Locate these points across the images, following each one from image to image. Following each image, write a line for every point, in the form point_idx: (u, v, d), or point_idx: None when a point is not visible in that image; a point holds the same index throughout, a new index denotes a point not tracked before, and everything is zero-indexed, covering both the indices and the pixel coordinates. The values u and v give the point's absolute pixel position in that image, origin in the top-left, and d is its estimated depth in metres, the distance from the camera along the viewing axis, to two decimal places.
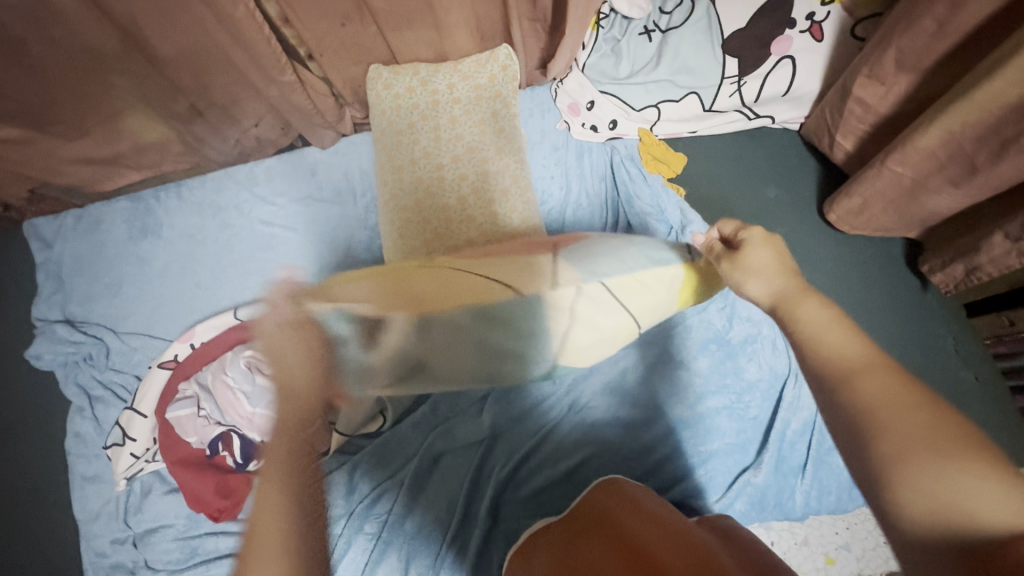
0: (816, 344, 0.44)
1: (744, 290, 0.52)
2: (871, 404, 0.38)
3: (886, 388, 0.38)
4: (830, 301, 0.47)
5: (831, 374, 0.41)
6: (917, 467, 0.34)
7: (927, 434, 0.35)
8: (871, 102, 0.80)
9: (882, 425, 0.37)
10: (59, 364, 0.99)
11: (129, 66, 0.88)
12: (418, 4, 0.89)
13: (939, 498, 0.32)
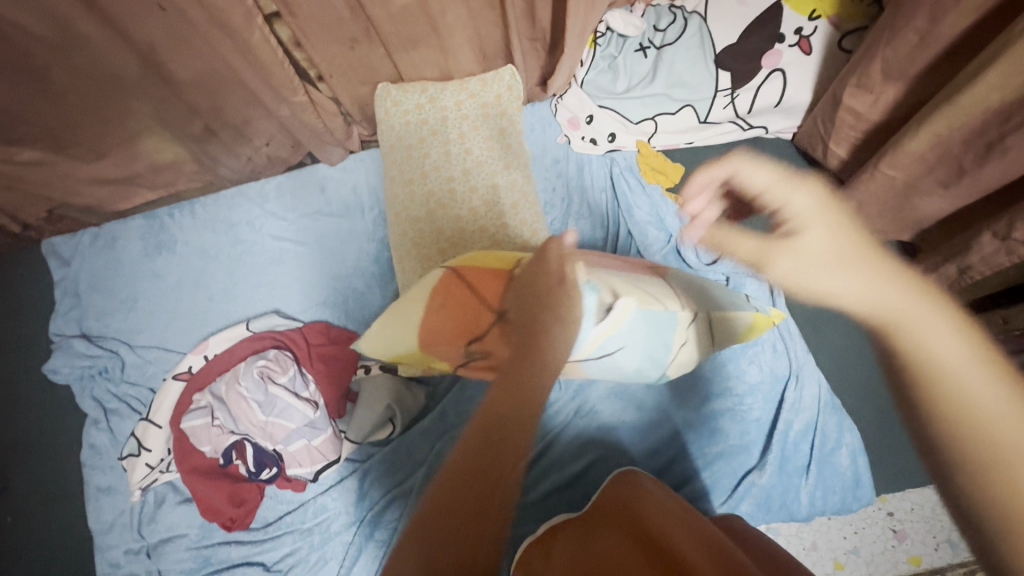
0: (890, 325, 0.36)
1: (832, 290, 0.39)
2: (993, 428, 0.31)
3: (1007, 402, 0.31)
4: (894, 268, 0.39)
5: (932, 366, 0.33)
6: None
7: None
8: (861, 110, 0.83)
9: (996, 441, 0.30)
10: (76, 378, 1.02)
11: (149, 89, 0.92)
12: (424, 26, 0.93)
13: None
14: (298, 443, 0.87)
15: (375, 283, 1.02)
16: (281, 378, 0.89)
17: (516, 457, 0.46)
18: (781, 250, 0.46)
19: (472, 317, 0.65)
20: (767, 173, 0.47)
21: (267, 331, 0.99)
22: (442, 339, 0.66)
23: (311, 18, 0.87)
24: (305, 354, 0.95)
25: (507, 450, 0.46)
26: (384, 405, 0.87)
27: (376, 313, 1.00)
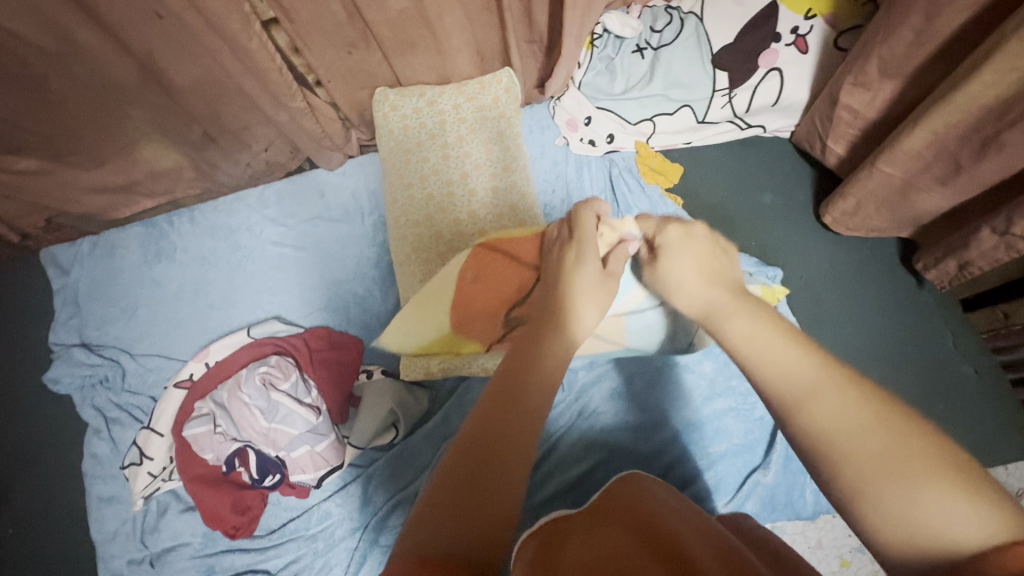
0: (761, 360, 0.45)
1: (726, 329, 0.50)
2: (824, 425, 0.39)
3: (837, 405, 0.40)
4: (764, 316, 0.49)
5: (789, 396, 0.42)
6: (878, 490, 0.35)
7: (883, 452, 0.36)
8: (859, 108, 0.83)
9: (851, 450, 0.37)
10: (76, 387, 1.01)
11: (148, 97, 0.92)
12: (421, 30, 0.93)
13: (897, 518, 0.34)
14: (301, 449, 0.86)
15: (377, 288, 1.02)
16: (284, 384, 0.88)
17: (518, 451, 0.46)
18: (689, 286, 0.56)
19: (495, 298, 0.78)
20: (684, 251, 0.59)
21: (268, 337, 0.98)
22: (472, 319, 0.80)
23: (309, 23, 0.87)
24: (307, 360, 0.95)
25: (508, 439, 0.47)
26: (386, 410, 0.87)
27: (377, 318, 1.00)
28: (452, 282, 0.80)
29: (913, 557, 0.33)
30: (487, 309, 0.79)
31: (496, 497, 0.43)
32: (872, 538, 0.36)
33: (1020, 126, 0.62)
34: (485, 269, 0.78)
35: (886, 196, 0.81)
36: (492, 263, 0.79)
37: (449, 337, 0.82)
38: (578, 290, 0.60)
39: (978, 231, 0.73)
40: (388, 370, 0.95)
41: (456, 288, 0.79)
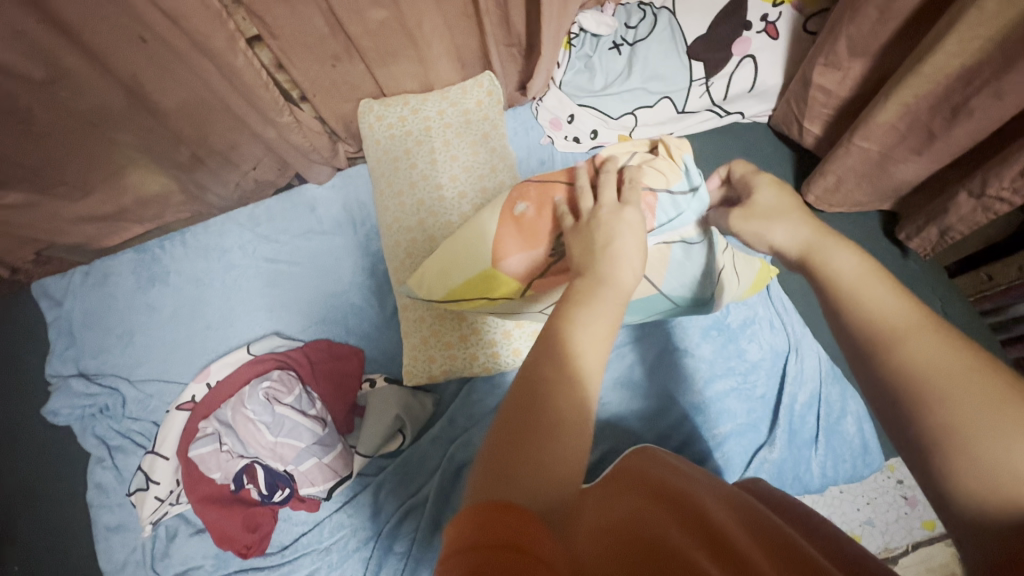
0: (854, 296, 0.44)
1: (824, 262, 0.48)
2: (920, 364, 0.38)
3: (935, 345, 0.38)
4: (862, 253, 0.47)
5: (883, 332, 0.41)
6: (974, 437, 0.34)
7: (980, 402, 0.35)
8: (832, 87, 0.86)
9: (949, 388, 0.36)
10: (76, 418, 1.00)
11: (134, 121, 0.93)
12: (402, 40, 0.95)
13: (993, 469, 0.33)
14: (308, 462, 0.86)
15: (374, 296, 1.03)
16: (287, 398, 0.88)
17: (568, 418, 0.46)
18: (781, 220, 0.52)
19: (548, 222, 0.71)
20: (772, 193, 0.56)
21: (268, 353, 0.98)
22: (518, 249, 0.72)
23: (291, 38, 0.88)
24: (309, 373, 0.95)
25: (562, 413, 0.46)
26: (393, 415, 0.88)
27: (376, 327, 1.01)
28: (496, 216, 0.75)
29: (996, 512, 0.32)
30: (537, 232, 0.72)
31: (558, 470, 0.44)
32: (952, 488, 0.34)
33: (987, 91, 0.64)
34: (540, 197, 0.73)
35: (865, 171, 0.83)
36: (548, 191, 0.73)
37: (490, 269, 0.74)
38: (582, 307, 0.54)
39: (954, 197, 0.76)
40: (391, 377, 0.95)
41: (499, 221, 0.74)
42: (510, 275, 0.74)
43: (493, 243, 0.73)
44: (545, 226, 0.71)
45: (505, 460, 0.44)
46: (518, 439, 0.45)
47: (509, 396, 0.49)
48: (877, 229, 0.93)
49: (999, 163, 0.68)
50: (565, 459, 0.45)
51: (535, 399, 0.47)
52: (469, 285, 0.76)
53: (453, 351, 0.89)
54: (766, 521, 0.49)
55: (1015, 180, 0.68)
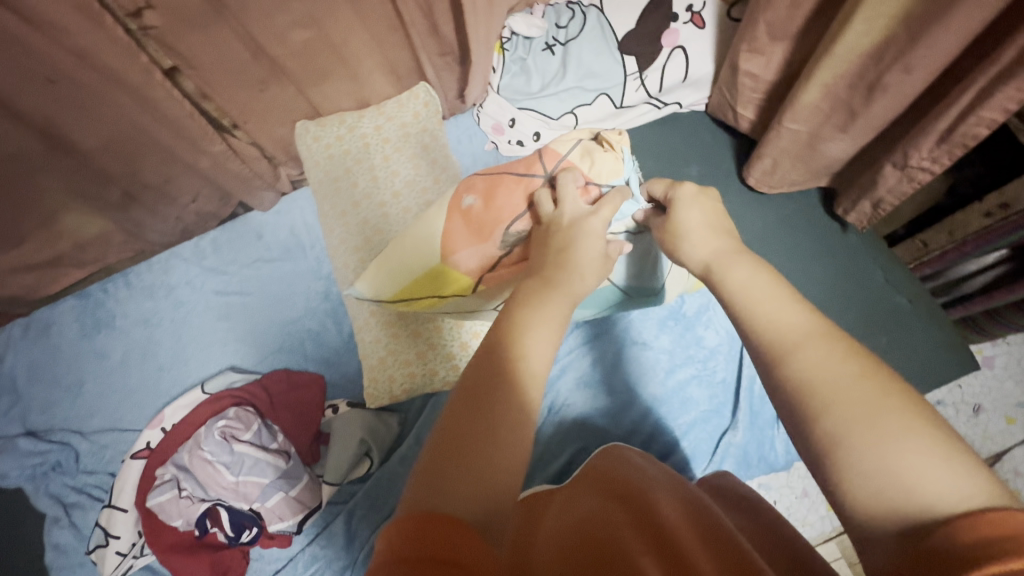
0: (757, 311, 0.47)
1: (729, 275, 0.52)
2: (810, 376, 0.41)
3: (823, 357, 0.41)
4: (760, 265, 0.52)
5: (787, 340, 0.44)
6: (857, 448, 0.36)
7: (866, 407, 0.38)
8: (758, 72, 0.87)
9: (841, 393, 0.39)
10: (27, 479, 0.95)
11: (57, 164, 0.89)
12: (330, 59, 0.94)
13: (872, 478, 0.35)
14: (274, 497, 0.83)
15: (329, 320, 1.01)
16: (246, 435, 0.86)
17: (513, 427, 0.45)
18: (696, 235, 0.57)
19: (497, 214, 0.70)
20: (699, 208, 0.59)
21: (225, 390, 0.96)
22: (466, 244, 0.71)
23: (213, 66, 0.86)
24: (268, 405, 0.93)
25: (507, 417, 0.45)
26: (358, 440, 0.87)
27: (335, 350, 0.99)
28: (443, 214, 0.73)
29: (881, 520, 0.34)
30: (486, 224, 0.70)
31: (502, 476, 0.42)
32: (843, 496, 0.36)
33: (897, 67, 0.66)
34: (488, 189, 0.71)
35: (797, 151, 0.85)
36: (495, 183, 0.71)
37: (440, 267, 0.73)
38: (544, 316, 0.53)
39: (882, 171, 0.78)
40: (354, 401, 0.94)
41: (446, 217, 0.72)
42: (461, 271, 0.72)
43: (442, 239, 0.72)
44: (495, 218, 0.70)
45: (444, 466, 0.42)
46: (460, 444, 0.43)
47: (451, 401, 0.47)
48: (817, 206, 0.95)
49: (917, 135, 0.70)
50: (511, 466, 0.43)
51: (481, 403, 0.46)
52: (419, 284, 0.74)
53: (412, 369, 0.87)
54: (719, 525, 0.49)
55: (933, 149, 0.70)
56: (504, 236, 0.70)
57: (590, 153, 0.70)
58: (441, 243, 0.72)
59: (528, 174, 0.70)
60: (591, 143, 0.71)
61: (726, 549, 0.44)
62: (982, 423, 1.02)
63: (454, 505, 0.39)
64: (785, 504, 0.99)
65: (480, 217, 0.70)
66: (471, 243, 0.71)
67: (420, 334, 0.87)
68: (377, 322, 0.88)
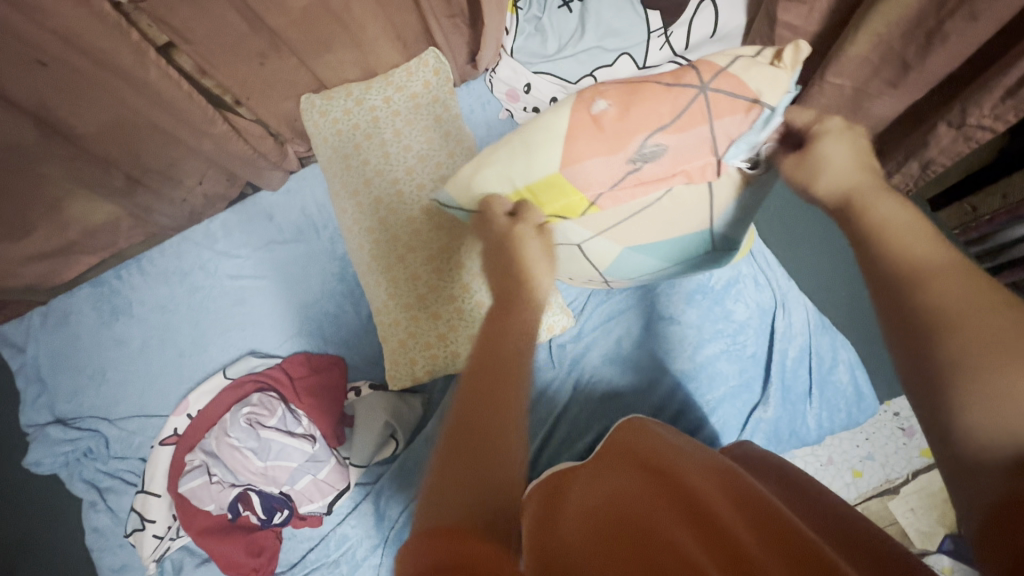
0: (892, 246, 0.42)
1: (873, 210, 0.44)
2: (937, 300, 0.37)
3: (959, 285, 0.38)
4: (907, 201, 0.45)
5: (908, 266, 0.40)
6: (980, 371, 0.34)
7: (998, 334, 0.35)
8: (797, 23, 0.79)
9: (971, 319, 0.36)
10: (60, 465, 0.97)
11: (56, 151, 0.85)
12: (332, 27, 0.88)
13: (998, 400, 0.33)
14: (304, 480, 0.85)
15: (346, 302, 0.99)
16: (271, 421, 0.87)
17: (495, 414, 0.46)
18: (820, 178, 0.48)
19: (639, 122, 0.55)
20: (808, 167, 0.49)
21: (247, 375, 0.95)
22: (590, 159, 0.57)
23: (209, 40, 0.81)
24: (291, 390, 0.93)
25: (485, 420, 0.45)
26: (382, 422, 0.86)
27: (354, 332, 0.97)
28: (567, 115, 0.58)
29: (1002, 445, 0.32)
30: (621, 134, 0.55)
31: (491, 478, 0.42)
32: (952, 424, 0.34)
33: (962, 12, 0.60)
34: (626, 96, 0.56)
35: (839, 109, 0.79)
36: (632, 90, 0.56)
37: (556, 180, 0.59)
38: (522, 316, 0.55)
39: (933, 130, 0.72)
40: (376, 383, 0.93)
41: (572, 119, 0.58)
42: (574, 186, 0.59)
43: (568, 146, 0.57)
44: (635, 128, 0.55)
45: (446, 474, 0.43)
46: (462, 448, 0.44)
47: (456, 404, 0.48)
48: None
49: (979, 90, 0.64)
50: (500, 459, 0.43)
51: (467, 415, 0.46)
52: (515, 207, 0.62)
53: (434, 351, 0.85)
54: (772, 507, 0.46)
55: (997, 106, 0.64)
56: (642, 145, 0.55)
57: (757, 68, 0.53)
58: (552, 159, 0.58)
59: (677, 84, 0.55)
60: (758, 58, 0.54)
61: (782, 536, 0.41)
62: None
63: (453, 511, 0.39)
64: (811, 471, 0.99)
65: (601, 130, 0.56)
66: (588, 161, 0.57)
67: (439, 314, 0.84)
68: (396, 305, 0.86)
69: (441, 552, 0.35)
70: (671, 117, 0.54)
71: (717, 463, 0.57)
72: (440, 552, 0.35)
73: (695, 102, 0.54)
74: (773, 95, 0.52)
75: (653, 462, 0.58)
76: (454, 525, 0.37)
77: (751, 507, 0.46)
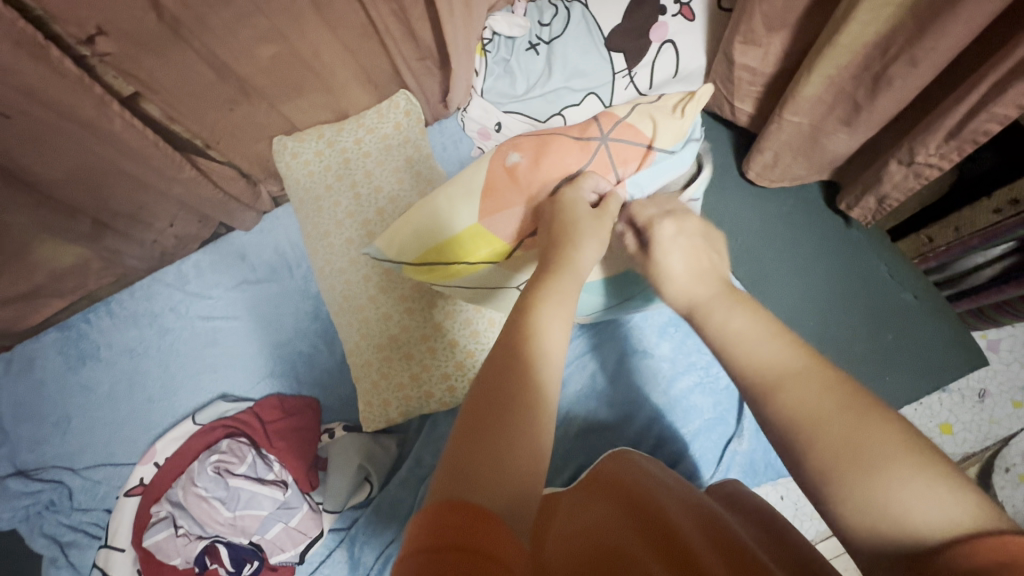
0: (743, 356, 0.46)
1: (726, 323, 0.49)
2: (794, 412, 0.40)
3: (815, 385, 0.41)
4: (750, 306, 0.50)
5: (763, 379, 0.43)
6: (844, 476, 0.36)
7: (852, 437, 0.37)
8: (754, 65, 0.81)
9: (827, 422, 0.39)
10: (20, 520, 0.93)
11: (20, 200, 0.84)
12: (302, 72, 0.89)
13: (859, 500, 0.35)
14: (275, 528, 0.83)
15: (320, 341, 0.98)
16: (241, 468, 0.85)
17: (530, 409, 0.42)
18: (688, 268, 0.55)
19: (549, 171, 0.61)
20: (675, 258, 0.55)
21: (217, 420, 0.93)
22: (511, 205, 0.62)
23: (178, 89, 0.82)
24: (263, 435, 0.90)
25: (522, 406, 0.42)
26: (355, 465, 0.84)
27: (328, 372, 0.96)
28: (484, 169, 0.65)
29: (878, 539, 0.34)
30: (533, 185, 0.62)
31: (522, 478, 0.39)
32: (841, 523, 0.36)
33: (902, 59, 0.63)
34: (538, 147, 0.62)
35: (798, 145, 0.82)
36: (547, 141, 0.62)
37: (477, 229, 0.64)
38: (550, 291, 0.51)
39: (884, 168, 0.75)
40: (350, 424, 0.91)
41: (488, 173, 0.64)
42: (495, 234, 0.64)
43: (488, 197, 0.63)
44: (546, 177, 0.61)
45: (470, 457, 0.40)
46: (482, 432, 0.41)
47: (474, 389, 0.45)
48: (819, 201, 0.91)
49: (924, 131, 0.67)
50: (528, 453, 0.40)
51: (495, 398, 0.43)
52: (447, 250, 0.65)
53: (407, 392, 0.84)
54: (750, 551, 0.45)
55: (941, 145, 0.67)
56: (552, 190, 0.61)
57: (651, 119, 0.61)
58: (472, 205, 0.64)
59: (584, 137, 0.62)
60: (658, 105, 0.62)
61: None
62: (989, 409, 1.01)
63: (481, 495, 0.37)
64: (792, 500, 0.97)
65: (522, 179, 0.62)
66: (506, 207, 0.62)
67: (411, 354, 0.83)
68: (369, 346, 0.85)
69: (467, 541, 0.33)
70: (584, 167, 0.61)
71: (699, 506, 0.55)
72: (465, 540, 0.33)
73: (598, 152, 0.61)
74: (666, 141, 0.61)
75: (634, 498, 0.58)
76: (483, 508, 0.36)
77: (731, 548, 0.46)
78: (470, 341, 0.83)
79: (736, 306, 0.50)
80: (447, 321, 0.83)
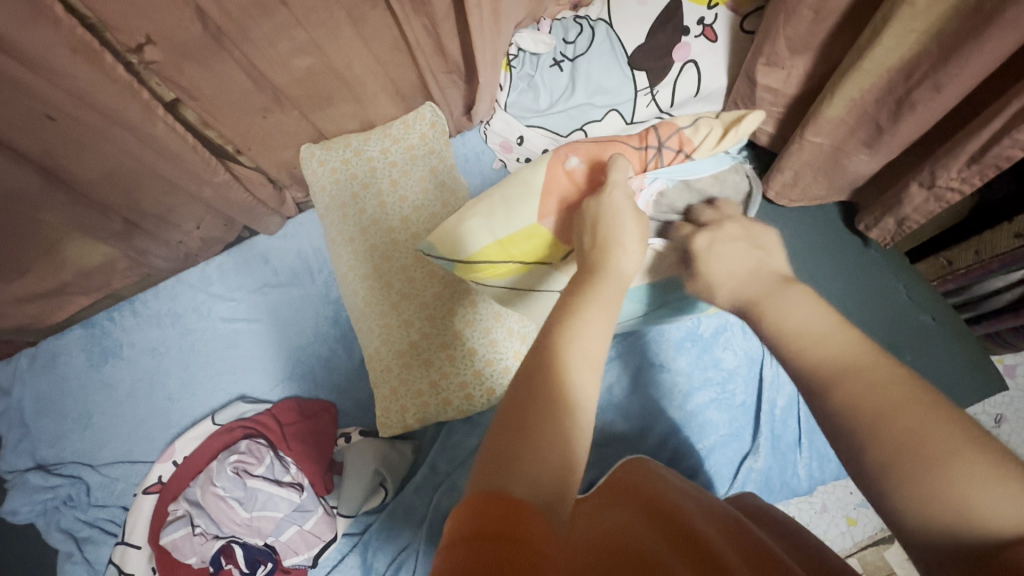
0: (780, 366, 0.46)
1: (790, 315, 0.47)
2: (859, 403, 0.39)
3: (873, 383, 0.40)
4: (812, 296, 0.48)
5: (827, 372, 0.42)
6: (902, 473, 0.36)
7: (918, 428, 0.36)
8: (776, 87, 0.83)
9: (893, 413, 0.38)
10: (38, 514, 0.94)
11: (57, 199, 0.87)
12: (333, 82, 0.92)
13: (921, 497, 0.35)
14: (289, 531, 0.83)
15: (339, 345, 0.99)
16: (258, 469, 0.86)
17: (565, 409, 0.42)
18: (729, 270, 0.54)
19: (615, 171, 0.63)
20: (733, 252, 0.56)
21: (235, 421, 0.94)
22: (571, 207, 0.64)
23: (215, 96, 0.85)
24: (280, 437, 0.91)
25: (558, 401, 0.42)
26: (371, 471, 0.84)
27: (346, 376, 0.97)
28: (544, 171, 0.66)
29: (941, 536, 0.34)
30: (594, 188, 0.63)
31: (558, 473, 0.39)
32: (901, 517, 0.36)
33: (926, 85, 0.64)
34: (596, 153, 0.65)
35: (819, 165, 0.83)
36: (605, 146, 0.66)
37: (536, 228, 0.66)
38: (582, 299, 0.50)
39: (905, 190, 0.76)
40: (367, 430, 0.92)
41: (548, 174, 0.66)
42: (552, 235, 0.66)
43: (545, 199, 0.65)
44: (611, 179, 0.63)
45: (501, 451, 0.39)
46: (518, 425, 0.40)
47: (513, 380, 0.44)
48: (838, 221, 0.92)
49: (947, 155, 0.68)
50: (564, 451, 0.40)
51: (531, 387, 0.42)
52: (504, 248, 0.67)
53: (425, 399, 0.84)
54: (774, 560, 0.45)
55: (963, 170, 0.67)
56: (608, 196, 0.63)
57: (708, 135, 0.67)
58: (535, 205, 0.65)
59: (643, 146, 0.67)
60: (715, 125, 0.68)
61: None
62: (1005, 434, 1.00)
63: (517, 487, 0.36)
64: (805, 519, 0.97)
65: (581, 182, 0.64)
66: (565, 209, 0.64)
67: (430, 360, 0.84)
68: (389, 352, 0.86)
69: (505, 536, 0.32)
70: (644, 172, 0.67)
71: (721, 515, 0.56)
72: (504, 536, 0.32)
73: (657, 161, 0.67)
74: (703, 152, 0.67)
75: (657, 505, 0.58)
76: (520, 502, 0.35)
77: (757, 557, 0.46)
78: (490, 350, 0.84)
79: (784, 302, 0.48)
80: (467, 329, 0.85)
